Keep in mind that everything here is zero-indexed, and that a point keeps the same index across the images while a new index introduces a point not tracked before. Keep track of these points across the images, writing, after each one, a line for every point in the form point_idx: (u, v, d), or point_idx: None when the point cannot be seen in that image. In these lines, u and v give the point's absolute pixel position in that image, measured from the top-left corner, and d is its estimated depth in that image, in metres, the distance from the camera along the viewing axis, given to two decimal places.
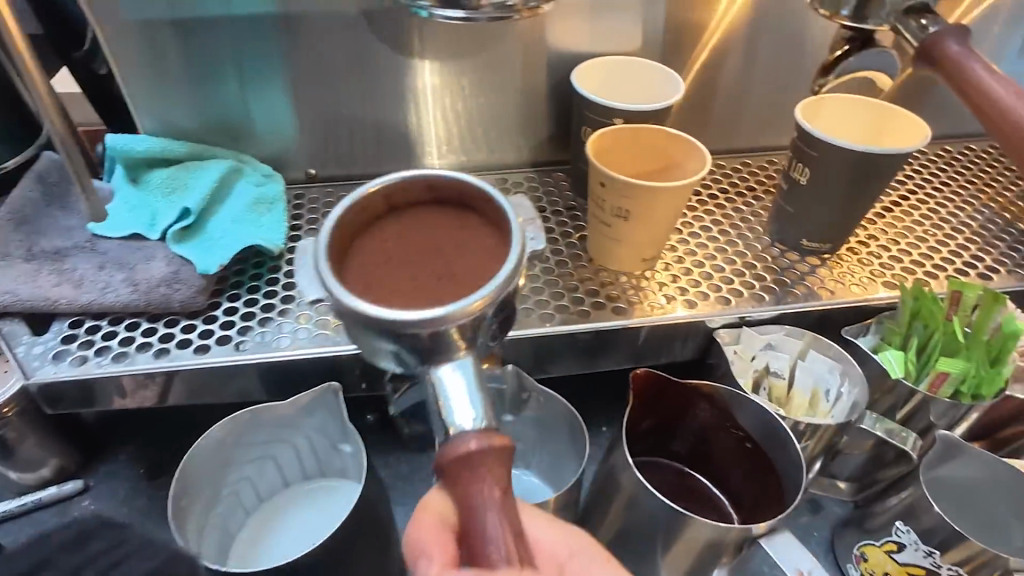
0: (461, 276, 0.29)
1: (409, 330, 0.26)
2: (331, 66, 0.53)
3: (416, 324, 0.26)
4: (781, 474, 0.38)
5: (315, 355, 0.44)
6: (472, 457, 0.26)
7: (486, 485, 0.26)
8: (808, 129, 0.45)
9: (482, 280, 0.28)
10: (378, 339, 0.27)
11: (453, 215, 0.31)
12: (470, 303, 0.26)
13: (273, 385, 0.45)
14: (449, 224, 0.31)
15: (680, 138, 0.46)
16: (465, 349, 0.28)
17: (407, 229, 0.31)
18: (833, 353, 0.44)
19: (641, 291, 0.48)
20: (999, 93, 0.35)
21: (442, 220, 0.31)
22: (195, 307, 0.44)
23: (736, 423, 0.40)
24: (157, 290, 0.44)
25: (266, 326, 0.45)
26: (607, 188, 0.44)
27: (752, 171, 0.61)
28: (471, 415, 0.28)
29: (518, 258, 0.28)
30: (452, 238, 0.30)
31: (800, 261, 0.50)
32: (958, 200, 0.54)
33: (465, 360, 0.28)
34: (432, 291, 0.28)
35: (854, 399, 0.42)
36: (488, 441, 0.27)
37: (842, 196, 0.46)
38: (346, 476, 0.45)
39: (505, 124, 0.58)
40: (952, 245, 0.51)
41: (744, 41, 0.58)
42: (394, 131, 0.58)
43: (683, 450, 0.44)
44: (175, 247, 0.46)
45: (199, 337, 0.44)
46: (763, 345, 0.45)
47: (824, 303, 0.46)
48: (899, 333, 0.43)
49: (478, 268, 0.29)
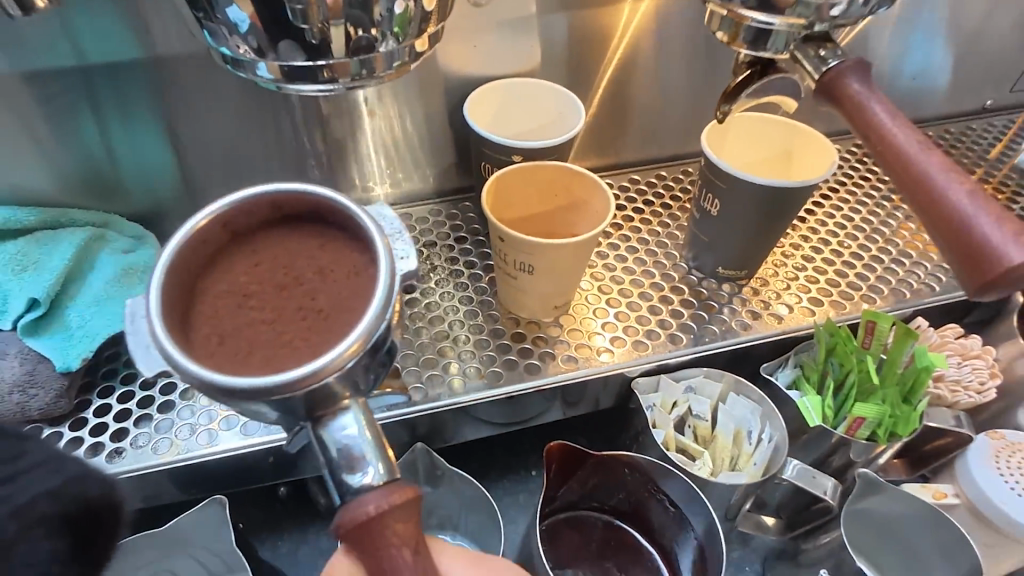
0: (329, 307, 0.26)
1: (283, 392, 0.24)
2: (196, 110, 0.47)
3: (289, 384, 0.23)
4: (704, 542, 0.37)
5: (201, 458, 0.39)
6: (372, 523, 0.25)
7: (393, 547, 0.25)
8: (714, 161, 0.43)
9: (354, 312, 0.26)
10: (251, 405, 0.25)
11: (310, 234, 0.29)
12: (345, 349, 0.24)
13: (158, 488, 0.40)
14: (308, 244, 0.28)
15: (583, 175, 0.43)
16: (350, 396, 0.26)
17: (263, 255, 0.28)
18: (753, 395, 0.43)
19: (557, 341, 0.45)
20: (902, 143, 0.32)
21: (292, 235, 0.29)
22: (57, 411, 0.39)
23: (658, 487, 0.39)
24: (9, 398, 0.39)
25: (144, 426, 0.40)
26: (507, 244, 0.40)
27: (667, 185, 0.58)
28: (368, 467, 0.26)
29: (389, 283, 0.26)
30: (313, 261, 0.28)
31: (718, 290, 0.48)
32: (869, 209, 0.54)
33: (349, 408, 0.26)
34: (301, 333, 0.26)
35: (775, 444, 0.41)
36: (388, 499, 0.25)
37: (755, 228, 0.44)
38: None
39: (403, 156, 0.54)
40: (864, 260, 0.50)
41: (653, 52, 0.54)
42: (281, 173, 0.52)
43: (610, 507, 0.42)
44: (28, 341, 0.41)
45: (66, 447, 0.39)
46: (683, 389, 0.44)
47: (743, 338, 0.45)
48: (815, 372, 0.42)
49: (348, 293, 0.27)
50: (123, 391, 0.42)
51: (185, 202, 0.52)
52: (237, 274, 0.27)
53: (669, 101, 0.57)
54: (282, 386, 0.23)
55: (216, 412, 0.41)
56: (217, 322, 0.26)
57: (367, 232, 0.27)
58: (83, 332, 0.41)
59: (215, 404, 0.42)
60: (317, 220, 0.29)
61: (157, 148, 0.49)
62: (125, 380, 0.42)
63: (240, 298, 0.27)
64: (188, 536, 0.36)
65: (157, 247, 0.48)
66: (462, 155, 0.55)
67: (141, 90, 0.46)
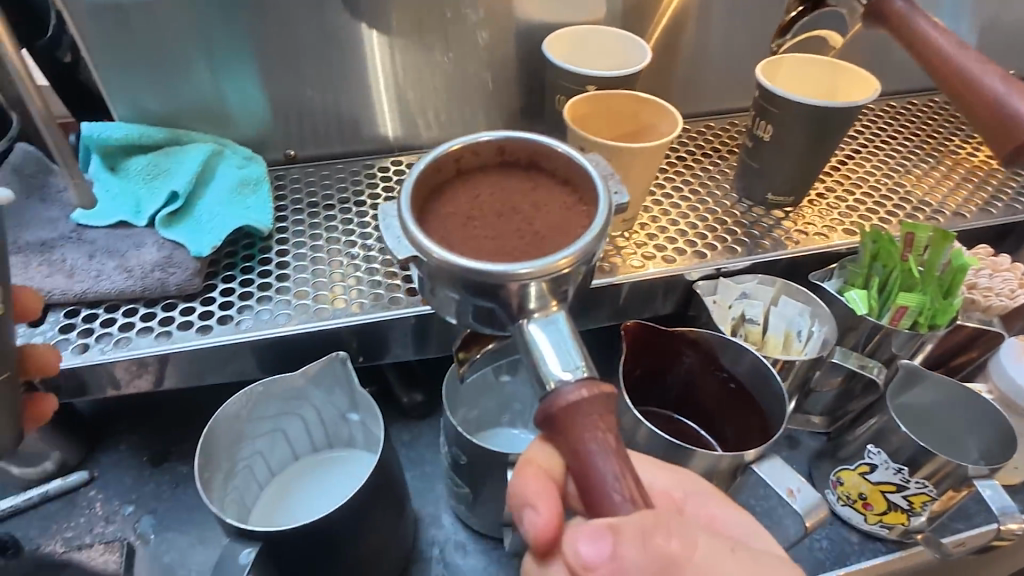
0: (543, 233, 0.32)
1: (504, 283, 0.30)
2: (301, 44, 0.53)
3: (509, 275, 0.29)
4: (764, 409, 0.41)
5: (315, 329, 0.45)
6: (577, 407, 0.30)
7: (597, 433, 0.30)
8: (768, 88, 0.48)
9: (565, 236, 0.32)
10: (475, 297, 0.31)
11: (523, 177, 0.35)
12: (556, 261, 0.30)
13: (274, 360, 0.46)
14: (522, 185, 0.34)
15: (651, 101, 0.48)
16: (557, 306, 0.32)
17: (481, 189, 0.34)
18: (803, 296, 0.47)
19: (624, 251, 0.50)
20: (943, 46, 0.37)
21: (508, 177, 0.35)
22: (190, 289, 0.45)
23: (720, 364, 0.43)
24: (151, 275, 0.44)
25: (264, 304, 0.46)
26: (586, 153, 0.46)
27: (715, 134, 0.63)
28: (565, 365, 0.31)
29: (603, 217, 0.32)
30: (526, 197, 0.34)
31: (766, 215, 0.53)
32: (905, 151, 0.59)
33: (559, 315, 0.32)
34: (518, 246, 0.32)
35: (824, 337, 0.45)
36: (593, 389, 0.30)
37: (803, 150, 0.49)
38: (354, 446, 0.47)
39: (478, 96, 0.59)
40: (901, 192, 0.55)
41: (705, 7, 0.59)
42: (369, 108, 0.58)
43: (670, 398, 0.46)
44: (164, 232, 0.46)
45: (199, 318, 0.45)
46: (738, 295, 0.48)
47: (791, 251, 0.50)
48: (861, 274, 0.47)
49: (560, 224, 0.33)
50: (244, 278, 0.48)
51: (282, 134, 0.57)
52: (464, 199, 0.34)
53: (717, 55, 0.62)
54: (512, 276, 0.29)
55: (326, 297, 0.48)
56: (447, 227, 0.32)
57: (581, 180, 0.34)
58: (211, 225, 0.47)
59: (325, 291, 0.48)
60: (528, 168, 0.35)
61: (262, 81, 0.54)
62: (244, 271, 0.48)
63: (465, 217, 0.33)
64: (315, 389, 0.42)
65: (265, 164, 0.54)
66: (530, 100, 0.60)
67: (253, 26, 0.51)
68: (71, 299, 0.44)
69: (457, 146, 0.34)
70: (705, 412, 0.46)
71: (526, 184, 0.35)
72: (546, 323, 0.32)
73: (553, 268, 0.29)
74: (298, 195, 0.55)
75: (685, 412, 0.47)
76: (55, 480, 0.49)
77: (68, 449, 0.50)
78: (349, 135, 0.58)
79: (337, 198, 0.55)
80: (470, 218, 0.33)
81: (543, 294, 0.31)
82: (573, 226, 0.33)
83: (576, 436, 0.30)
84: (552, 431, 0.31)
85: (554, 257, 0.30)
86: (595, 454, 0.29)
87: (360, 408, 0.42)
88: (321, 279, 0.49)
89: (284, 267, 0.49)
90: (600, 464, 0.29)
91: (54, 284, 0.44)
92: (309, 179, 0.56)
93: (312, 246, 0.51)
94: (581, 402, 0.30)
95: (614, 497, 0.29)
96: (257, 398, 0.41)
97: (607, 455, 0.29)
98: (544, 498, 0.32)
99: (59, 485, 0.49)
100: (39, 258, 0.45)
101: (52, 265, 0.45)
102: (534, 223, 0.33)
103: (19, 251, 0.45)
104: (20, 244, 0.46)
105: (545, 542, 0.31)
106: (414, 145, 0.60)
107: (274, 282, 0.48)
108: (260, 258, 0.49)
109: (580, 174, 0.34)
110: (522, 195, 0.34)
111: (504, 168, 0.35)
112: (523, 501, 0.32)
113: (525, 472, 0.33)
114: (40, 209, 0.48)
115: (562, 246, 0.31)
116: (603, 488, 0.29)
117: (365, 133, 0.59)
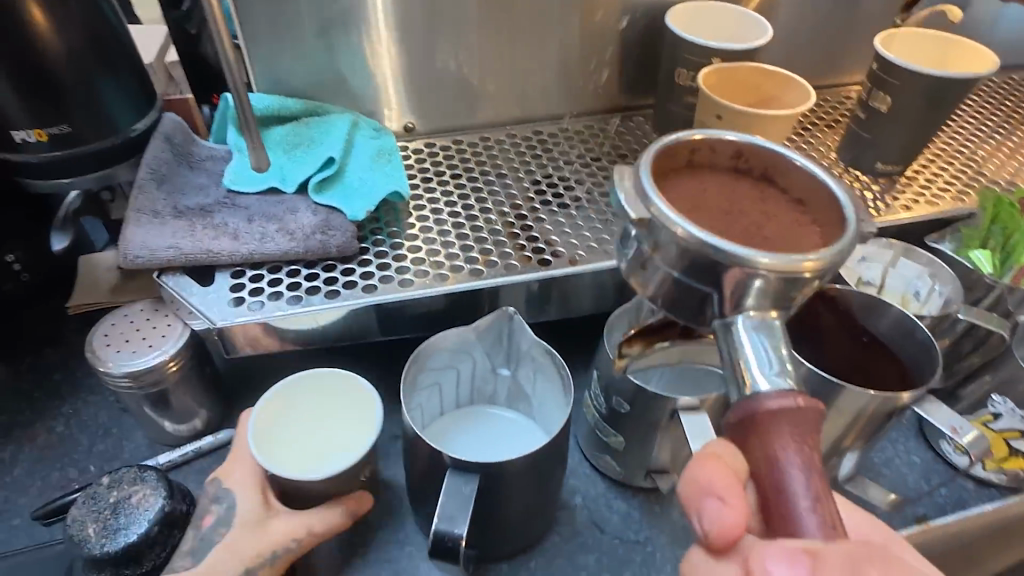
0: (780, 240, 0.29)
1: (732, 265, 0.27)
2: (429, 17, 0.54)
3: (742, 259, 0.27)
4: (905, 361, 0.44)
5: (474, 288, 0.46)
6: (776, 414, 0.27)
7: (795, 446, 0.27)
8: (889, 59, 0.50)
9: (801, 245, 0.29)
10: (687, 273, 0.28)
11: (754, 186, 0.32)
12: (799, 260, 0.27)
13: (427, 321, 0.48)
14: (752, 193, 0.32)
15: (778, 73, 0.50)
16: (775, 312, 0.29)
17: (709, 183, 0.32)
18: (924, 260, 0.50)
19: None
20: None
21: (738, 183, 0.32)
22: (349, 251, 0.47)
23: (856, 321, 0.46)
24: (314, 237, 0.46)
25: (422, 266, 0.48)
26: (724, 120, 0.48)
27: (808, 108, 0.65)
28: (777, 370, 0.28)
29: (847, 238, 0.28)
30: (757, 203, 0.31)
31: (874, 184, 0.56)
32: (989, 128, 0.62)
33: (774, 322, 0.29)
34: (756, 244, 0.29)
35: (947, 296, 0.48)
36: (790, 400, 0.27)
37: (918, 120, 0.52)
38: (497, 402, 0.49)
39: (588, 70, 0.61)
40: (996, 165, 0.58)
41: None
42: (486, 81, 0.59)
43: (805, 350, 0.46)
44: (317, 197, 0.48)
45: (361, 278, 0.46)
46: (858, 258, 0.51)
47: (905, 217, 0.52)
48: (978, 236, 0.49)
49: (797, 234, 0.30)
50: (392, 242, 0.49)
51: (401, 105, 0.59)
52: (693, 184, 0.32)
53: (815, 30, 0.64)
54: (746, 260, 0.27)
55: (477, 259, 0.49)
56: (682, 205, 0.30)
57: (818, 199, 0.31)
58: (361, 191, 0.49)
59: (475, 253, 0.49)
60: (759, 181, 0.33)
61: (389, 53, 0.55)
62: (391, 236, 0.50)
63: (699, 204, 0.30)
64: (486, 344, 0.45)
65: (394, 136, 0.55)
66: (637, 75, 0.62)
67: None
68: (238, 260, 0.46)
69: (697, 136, 0.32)
70: (862, 365, 0.45)
71: (756, 193, 0.32)
72: (757, 325, 0.29)
73: (798, 267, 0.26)
74: (424, 164, 0.56)
75: (845, 370, 0.45)
76: (206, 437, 0.51)
77: (214, 408, 0.52)
78: (464, 107, 0.60)
79: (462, 168, 0.57)
80: (704, 206, 0.30)
81: (765, 292, 0.28)
82: (812, 241, 0.29)
83: (767, 446, 0.27)
84: (742, 438, 0.28)
85: (797, 256, 0.27)
86: (792, 467, 0.26)
87: (523, 360, 0.45)
88: (468, 242, 0.50)
89: (430, 231, 0.51)
90: (792, 478, 0.26)
91: (222, 246, 0.45)
92: (431, 151, 0.58)
93: (450, 212, 0.52)
94: (785, 409, 0.27)
95: (804, 514, 0.26)
96: (435, 346, 0.43)
97: (807, 471, 0.26)
98: (729, 487, 0.27)
99: (210, 442, 0.51)
100: (202, 221, 0.47)
101: (216, 228, 0.47)
102: (766, 230, 0.30)
103: (182, 214, 0.47)
104: (181, 208, 0.47)
105: (728, 538, 0.26)
106: (524, 119, 0.62)
107: (421, 245, 0.49)
108: (404, 223, 0.51)
109: (829, 195, 0.30)
110: (752, 202, 0.31)
111: (732, 173, 0.33)
112: (703, 489, 0.27)
113: (703, 461, 0.28)
114: (190, 176, 0.50)
115: (798, 251, 0.28)
116: (789, 500, 0.26)
117: (481, 107, 0.60)
